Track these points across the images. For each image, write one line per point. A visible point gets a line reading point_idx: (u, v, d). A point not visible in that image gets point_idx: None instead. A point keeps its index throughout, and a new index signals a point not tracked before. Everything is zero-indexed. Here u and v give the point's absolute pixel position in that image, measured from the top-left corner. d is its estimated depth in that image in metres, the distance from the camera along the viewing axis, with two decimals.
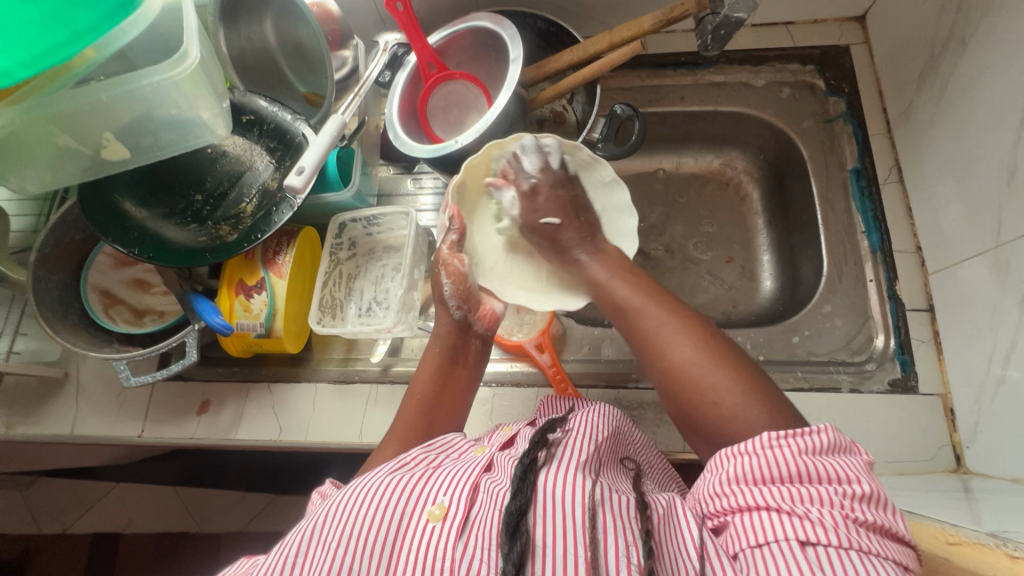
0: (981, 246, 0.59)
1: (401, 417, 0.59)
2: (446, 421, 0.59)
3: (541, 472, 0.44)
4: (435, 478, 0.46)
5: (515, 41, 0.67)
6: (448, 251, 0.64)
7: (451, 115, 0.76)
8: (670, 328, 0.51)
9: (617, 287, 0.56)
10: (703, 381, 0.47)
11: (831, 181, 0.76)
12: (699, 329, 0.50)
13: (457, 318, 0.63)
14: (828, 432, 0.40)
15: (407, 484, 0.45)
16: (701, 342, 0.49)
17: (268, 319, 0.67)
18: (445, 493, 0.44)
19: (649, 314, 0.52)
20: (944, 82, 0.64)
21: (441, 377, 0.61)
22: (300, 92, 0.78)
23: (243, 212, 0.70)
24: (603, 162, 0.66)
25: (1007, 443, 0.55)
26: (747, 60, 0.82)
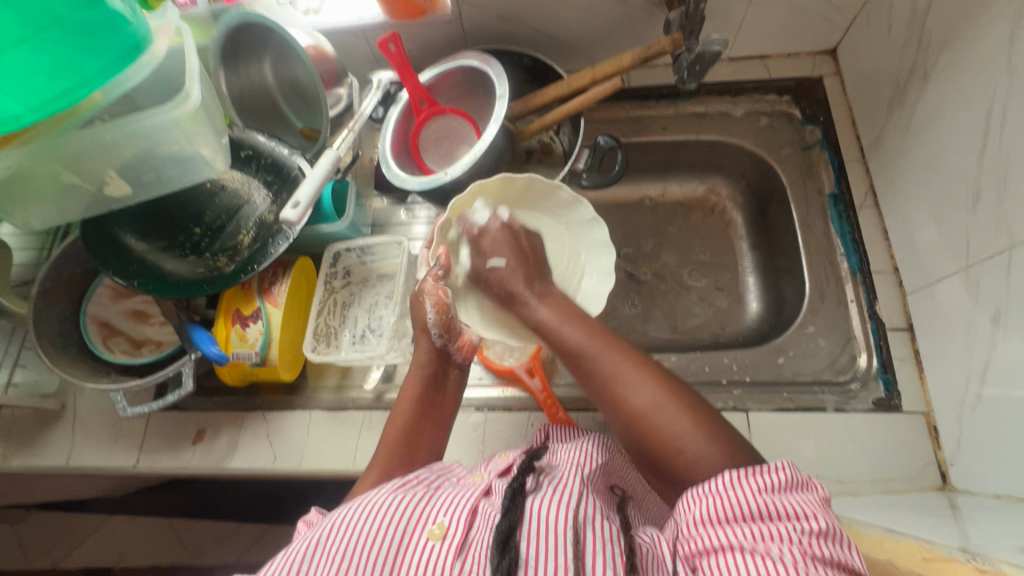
0: (954, 267, 0.61)
1: (383, 442, 0.60)
2: (428, 449, 0.60)
3: (529, 498, 0.46)
4: (435, 500, 0.48)
5: (501, 79, 0.70)
6: (432, 282, 0.65)
7: (442, 148, 0.80)
8: (622, 369, 0.50)
9: (564, 330, 0.54)
10: (667, 425, 0.46)
11: (810, 205, 0.79)
12: (643, 368, 0.49)
13: (438, 345, 0.65)
14: (786, 469, 0.40)
15: (409, 503, 0.47)
16: (659, 384, 0.48)
17: (263, 347, 0.68)
18: (446, 513, 0.46)
19: (601, 359, 0.51)
20: (911, 111, 0.68)
21: (422, 407, 0.62)
22: (297, 127, 0.82)
23: (242, 243, 0.71)
24: (584, 201, 0.70)
25: (988, 459, 0.56)
26: (725, 92, 0.85)
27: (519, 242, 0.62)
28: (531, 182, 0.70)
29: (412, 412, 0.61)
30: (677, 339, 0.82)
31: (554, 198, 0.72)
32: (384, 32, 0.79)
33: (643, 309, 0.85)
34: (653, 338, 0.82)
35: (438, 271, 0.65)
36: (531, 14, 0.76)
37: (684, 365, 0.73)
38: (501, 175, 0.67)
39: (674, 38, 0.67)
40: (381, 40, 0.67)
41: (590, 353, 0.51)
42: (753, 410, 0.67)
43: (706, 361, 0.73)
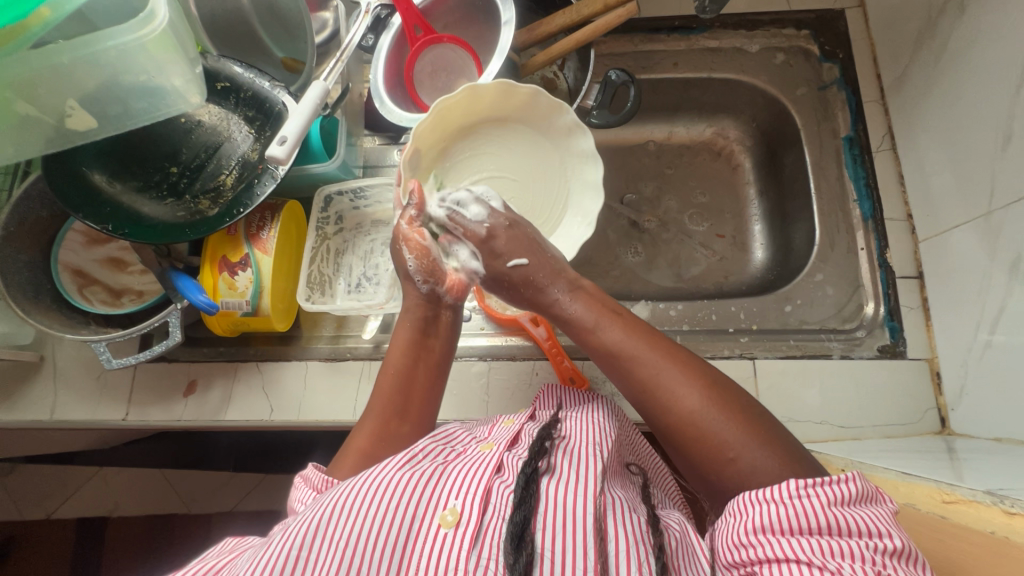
0: (973, 212, 0.60)
1: (378, 391, 0.58)
2: (422, 404, 0.58)
3: (545, 480, 0.46)
4: (446, 477, 0.47)
5: (506, 4, 0.64)
6: (407, 225, 0.59)
7: (439, 82, 0.72)
8: (666, 369, 0.49)
9: (608, 328, 0.53)
10: (703, 427, 0.46)
11: (825, 149, 0.76)
12: (691, 368, 0.49)
13: (425, 292, 0.60)
14: (856, 483, 0.39)
15: (418, 483, 0.45)
16: (708, 392, 0.47)
17: (255, 297, 0.64)
18: (458, 496, 0.45)
19: (644, 361, 0.50)
20: (942, 45, 0.64)
21: (414, 352, 0.59)
22: (278, 58, 0.74)
23: (224, 184, 0.66)
24: (564, 107, 0.64)
25: (992, 404, 0.57)
26: (741, 24, 0.80)
27: (532, 235, 0.58)
28: (507, 88, 0.63)
29: (404, 364, 0.58)
30: (681, 287, 0.81)
31: (532, 106, 0.66)
32: None
33: (648, 258, 0.83)
34: (657, 287, 0.81)
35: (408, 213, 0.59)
36: None
37: (690, 314, 0.72)
38: (470, 86, 0.60)
39: None
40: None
41: (636, 359, 0.51)
42: (760, 358, 0.67)
43: (713, 309, 0.72)
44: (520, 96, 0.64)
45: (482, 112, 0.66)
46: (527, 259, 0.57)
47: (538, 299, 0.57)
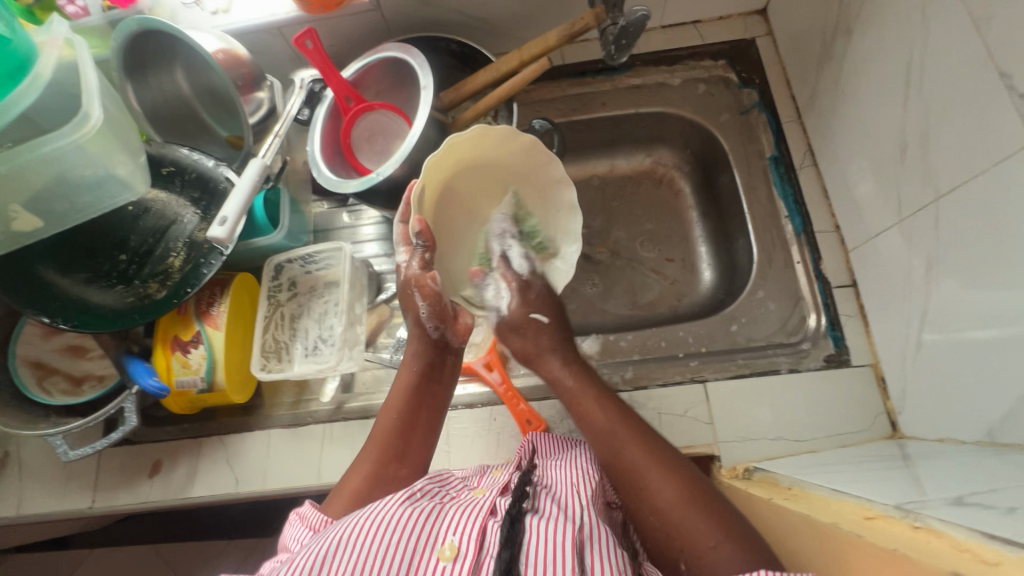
0: (889, 220, 0.62)
1: (376, 434, 0.60)
2: (420, 447, 0.60)
3: (532, 516, 0.48)
4: (443, 517, 0.49)
5: (425, 69, 0.66)
6: (421, 269, 0.62)
7: (378, 145, 0.77)
8: (636, 446, 0.53)
9: (597, 407, 0.56)
10: (667, 506, 0.49)
11: (752, 170, 0.79)
12: (658, 452, 0.53)
13: (433, 337, 0.64)
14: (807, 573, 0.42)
15: (416, 521, 0.48)
16: (684, 485, 0.50)
17: (209, 372, 0.65)
18: (454, 533, 0.47)
19: (626, 449, 0.53)
20: (839, 67, 0.67)
21: (418, 395, 0.62)
22: (223, 136, 0.78)
23: (172, 266, 0.68)
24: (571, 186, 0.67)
25: (930, 406, 0.58)
26: (660, 61, 0.84)
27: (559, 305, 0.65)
28: (533, 146, 0.64)
29: (403, 408, 0.61)
30: (636, 315, 0.83)
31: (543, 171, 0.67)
32: (300, 27, 0.75)
33: (601, 289, 0.85)
34: (613, 316, 0.83)
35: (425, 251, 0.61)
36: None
37: (641, 342, 0.74)
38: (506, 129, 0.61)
39: (596, 12, 0.64)
40: (298, 36, 0.65)
41: (610, 435, 0.54)
42: (710, 380, 0.68)
43: (663, 335, 0.74)
44: (538, 157, 0.66)
45: (500, 157, 0.65)
46: (546, 317, 0.63)
47: (534, 360, 0.62)
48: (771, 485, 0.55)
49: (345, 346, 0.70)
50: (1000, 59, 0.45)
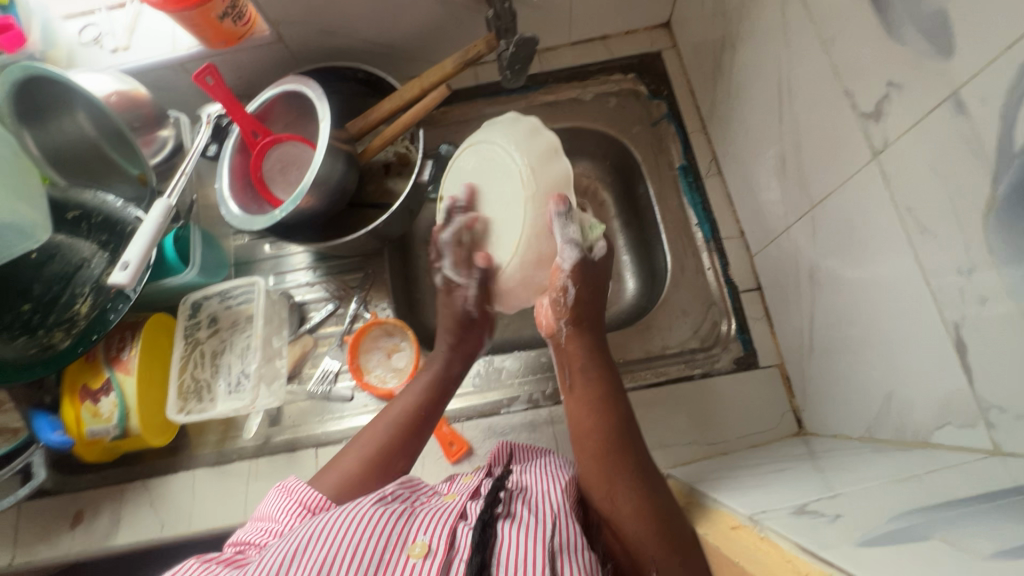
0: (779, 227, 0.64)
1: (385, 422, 0.59)
2: (414, 437, 0.59)
3: (504, 523, 0.47)
4: (414, 517, 0.48)
5: (322, 103, 0.67)
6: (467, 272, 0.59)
7: (291, 176, 0.76)
8: (620, 457, 0.51)
9: (593, 410, 0.54)
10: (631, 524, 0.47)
11: (663, 180, 0.81)
12: (640, 469, 0.50)
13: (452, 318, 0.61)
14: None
15: (389, 519, 0.47)
16: (649, 495, 0.48)
17: (121, 420, 0.65)
18: (425, 533, 0.47)
19: (604, 446, 0.51)
20: (729, 79, 0.70)
21: (428, 383, 0.61)
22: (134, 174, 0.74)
23: (79, 313, 0.66)
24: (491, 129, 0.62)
25: (825, 403, 0.60)
26: (572, 77, 0.85)
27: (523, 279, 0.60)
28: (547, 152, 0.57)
29: (415, 399, 0.60)
30: None
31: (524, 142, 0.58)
32: (202, 62, 0.74)
33: None
34: None
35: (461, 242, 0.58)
36: (353, 27, 0.74)
37: None
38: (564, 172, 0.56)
39: (488, 38, 0.66)
40: (196, 72, 0.62)
41: (602, 445, 0.52)
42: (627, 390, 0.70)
43: None
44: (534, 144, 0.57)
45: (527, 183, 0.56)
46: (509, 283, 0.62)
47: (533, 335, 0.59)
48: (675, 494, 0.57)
49: (262, 382, 0.70)
50: (844, 78, 0.47)
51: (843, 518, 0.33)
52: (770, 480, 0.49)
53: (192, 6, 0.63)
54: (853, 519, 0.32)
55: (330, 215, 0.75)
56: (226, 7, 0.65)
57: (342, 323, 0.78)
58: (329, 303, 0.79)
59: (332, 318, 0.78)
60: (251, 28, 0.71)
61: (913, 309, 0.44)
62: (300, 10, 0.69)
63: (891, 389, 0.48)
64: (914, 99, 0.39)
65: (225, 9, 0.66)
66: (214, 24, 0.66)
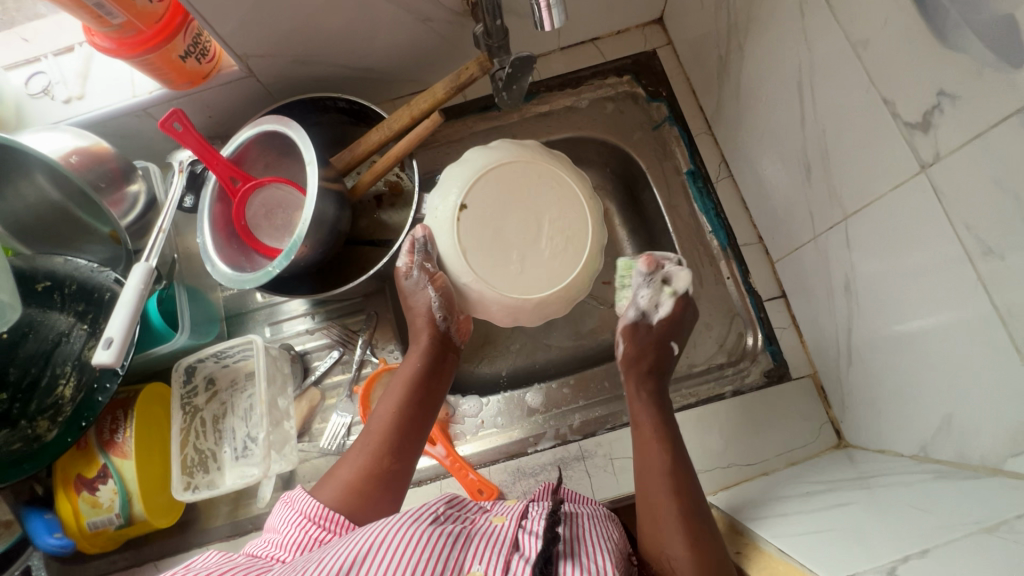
0: (804, 235, 0.61)
1: (375, 430, 0.57)
2: (412, 443, 0.58)
3: (565, 565, 0.43)
4: (468, 543, 0.43)
5: (307, 143, 0.61)
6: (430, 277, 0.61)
7: (278, 220, 0.71)
8: (684, 519, 0.51)
9: (660, 471, 0.55)
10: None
11: (672, 187, 0.76)
12: (704, 530, 0.50)
13: (441, 328, 0.63)
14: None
15: (444, 544, 0.42)
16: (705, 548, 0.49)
17: (124, 507, 0.61)
18: (481, 562, 0.41)
19: (666, 486, 0.53)
20: (737, 79, 0.66)
21: (422, 383, 0.61)
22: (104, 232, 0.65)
23: (62, 398, 0.60)
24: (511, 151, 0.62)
25: (867, 416, 0.57)
26: (565, 84, 0.79)
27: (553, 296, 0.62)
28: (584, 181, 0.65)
29: (400, 402, 0.59)
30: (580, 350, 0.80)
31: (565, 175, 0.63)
32: (167, 106, 0.68)
33: None
34: None
35: (426, 258, 0.61)
36: (330, 54, 0.68)
37: (583, 385, 0.72)
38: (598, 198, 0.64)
39: (481, 59, 0.62)
40: (162, 119, 0.57)
41: (668, 508, 0.52)
42: None
43: (605, 374, 0.72)
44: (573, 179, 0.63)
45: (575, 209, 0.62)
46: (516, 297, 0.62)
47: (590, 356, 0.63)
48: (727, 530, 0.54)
49: (272, 450, 0.65)
50: (881, 85, 0.44)
51: None
52: (833, 518, 0.46)
53: (153, 48, 0.59)
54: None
55: (325, 260, 0.69)
56: (188, 45, 0.61)
57: (349, 371, 0.73)
58: (334, 350, 0.74)
59: (339, 366, 0.73)
60: (216, 64, 0.66)
61: (976, 332, 0.41)
62: (272, 43, 0.63)
63: (950, 411, 0.46)
64: (977, 110, 0.37)
65: (187, 46, 0.61)
66: (178, 65, 0.61)
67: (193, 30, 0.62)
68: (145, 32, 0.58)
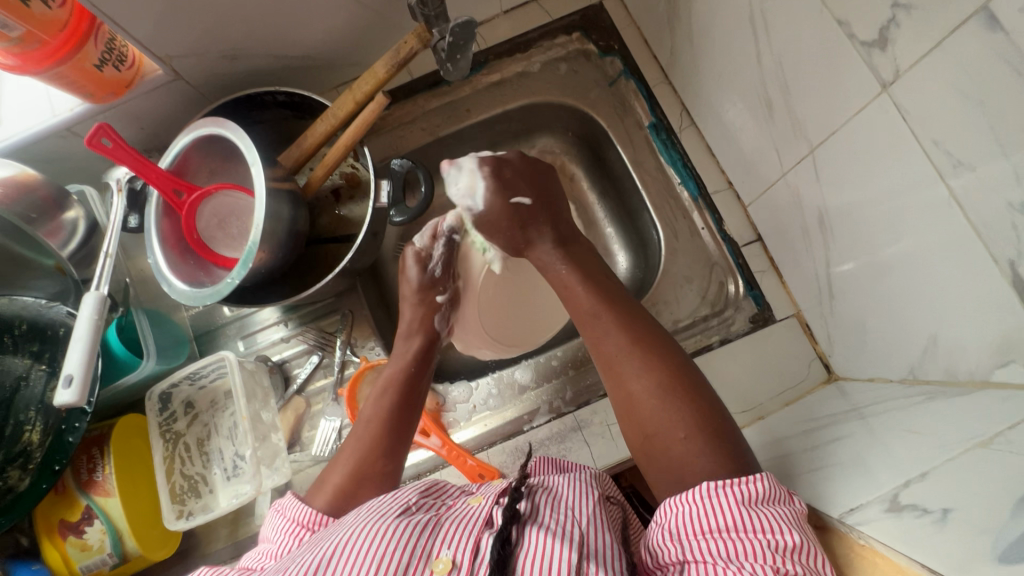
0: (773, 174, 0.60)
1: (353, 442, 0.55)
2: (396, 448, 0.56)
3: (531, 529, 0.44)
4: (439, 528, 0.45)
5: (247, 143, 0.57)
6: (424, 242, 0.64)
7: (232, 229, 0.67)
8: (633, 355, 0.51)
9: (598, 315, 0.54)
10: (654, 419, 0.48)
11: (635, 142, 0.74)
12: (663, 364, 0.50)
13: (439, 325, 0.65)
14: (766, 481, 0.41)
15: (410, 533, 0.43)
16: (665, 383, 0.49)
17: (116, 545, 0.59)
18: (449, 546, 0.43)
19: (610, 339, 0.52)
20: (689, 22, 0.63)
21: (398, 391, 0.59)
22: (48, 264, 0.60)
23: (31, 444, 0.57)
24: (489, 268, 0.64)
25: (853, 348, 0.57)
26: (514, 49, 0.75)
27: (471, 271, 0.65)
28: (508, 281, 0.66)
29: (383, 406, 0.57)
30: None
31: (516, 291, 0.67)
32: (92, 122, 0.63)
33: None
34: None
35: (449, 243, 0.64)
36: (259, 44, 0.64)
37: (572, 356, 0.71)
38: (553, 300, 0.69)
39: (418, 30, 0.58)
40: (89, 136, 0.53)
41: (614, 346, 0.52)
42: None
43: (591, 342, 0.71)
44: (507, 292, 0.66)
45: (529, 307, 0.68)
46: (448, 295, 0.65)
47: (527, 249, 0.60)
48: None
49: (263, 465, 0.63)
50: (834, 7, 0.43)
51: (955, 514, 0.31)
52: (831, 453, 0.46)
53: (63, 59, 0.55)
54: (968, 514, 0.31)
55: (288, 264, 0.67)
56: (102, 52, 0.56)
57: (332, 375, 0.71)
58: (313, 355, 0.71)
59: (320, 371, 0.71)
60: (138, 71, 0.62)
61: (951, 249, 0.41)
62: (194, 39, 0.59)
63: (935, 330, 0.45)
64: (930, 19, 0.36)
65: (101, 54, 0.56)
66: (94, 76, 0.57)
67: (105, 36, 0.57)
68: (50, 42, 0.54)
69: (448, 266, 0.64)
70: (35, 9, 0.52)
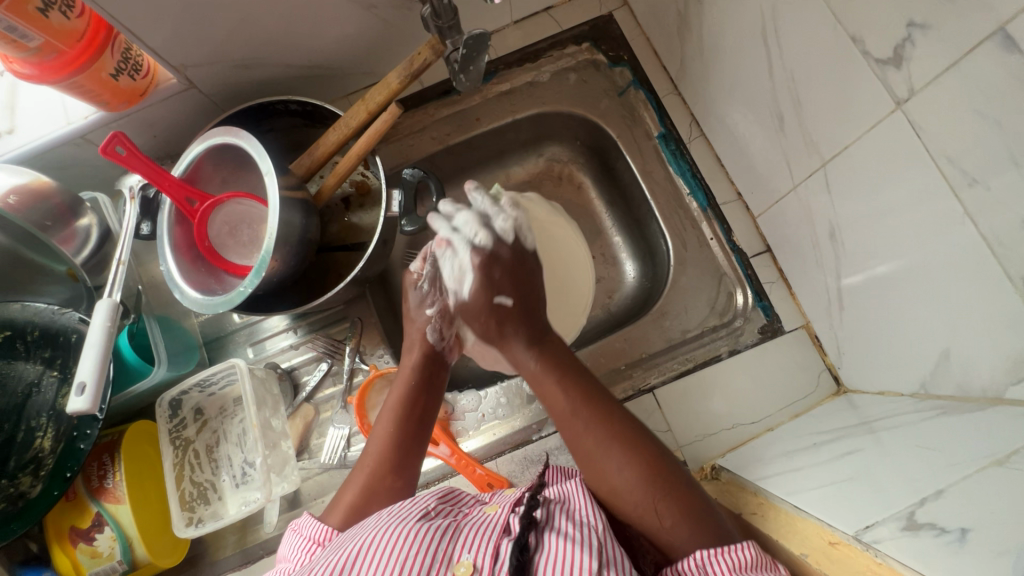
0: (783, 186, 0.60)
1: (371, 450, 0.57)
2: (412, 461, 0.56)
3: (549, 535, 0.44)
4: (458, 533, 0.45)
5: (261, 152, 0.58)
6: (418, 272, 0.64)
7: (243, 237, 0.68)
8: (613, 447, 0.49)
9: (570, 406, 0.51)
10: (637, 510, 0.47)
11: (644, 152, 0.74)
12: (639, 451, 0.48)
13: (438, 347, 0.62)
14: (751, 549, 0.42)
15: (430, 537, 0.43)
16: (646, 473, 0.47)
17: (126, 553, 0.59)
18: (469, 550, 0.43)
19: (581, 434, 0.50)
20: (699, 35, 0.64)
21: (415, 403, 0.59)
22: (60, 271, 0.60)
23: (42, 450, 0.57)
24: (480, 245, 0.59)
25: (863, 359, 0.57)
26: (524, 59, 0.76)
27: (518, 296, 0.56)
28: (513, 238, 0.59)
29: (398, 419, 0.57)
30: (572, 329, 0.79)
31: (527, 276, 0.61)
32: (106, 130, 0.64)
33: None
34: None
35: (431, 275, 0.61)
36: (271, 54, 0.64)
37: None
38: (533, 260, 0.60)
39: (432, 43, 0.58)
40: (102, 145, 0.53)
41: (590, 440, 0.50)
42: (658, 385, 0.67)
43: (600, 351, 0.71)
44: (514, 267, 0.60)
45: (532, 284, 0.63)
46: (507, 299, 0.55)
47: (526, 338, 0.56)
48: (737, 492, 0.55)
49: (272, 473, 0.63)
50: (849, 24, 0.43)
51: (973, 534, 0.31)
52: (842, 467, 0.46)
53: (79, 69, 0.55)
54: (987, 535, 0.31)
55: (299, 272, 0.67)
56: (118, 61, 0.57)
57: (341, 382, 0.71)
58: (322, 362, 0.72)
59: (329, 378, 0.71)
60: (153, 79, 0.62)
61: (966, 266, 0.41)
62: (210, 49, 0.59)
63: (948, 344, 0.45)
64: (945, 39, 0.36)
65: (117, 64, 0.57)
66: (110, 85, 0.57)
67: (121, 45, 0.58)
68: (68, 52, 0.55)
69: (432, 283, 0.61)
70: (53, 19, 0.52)
